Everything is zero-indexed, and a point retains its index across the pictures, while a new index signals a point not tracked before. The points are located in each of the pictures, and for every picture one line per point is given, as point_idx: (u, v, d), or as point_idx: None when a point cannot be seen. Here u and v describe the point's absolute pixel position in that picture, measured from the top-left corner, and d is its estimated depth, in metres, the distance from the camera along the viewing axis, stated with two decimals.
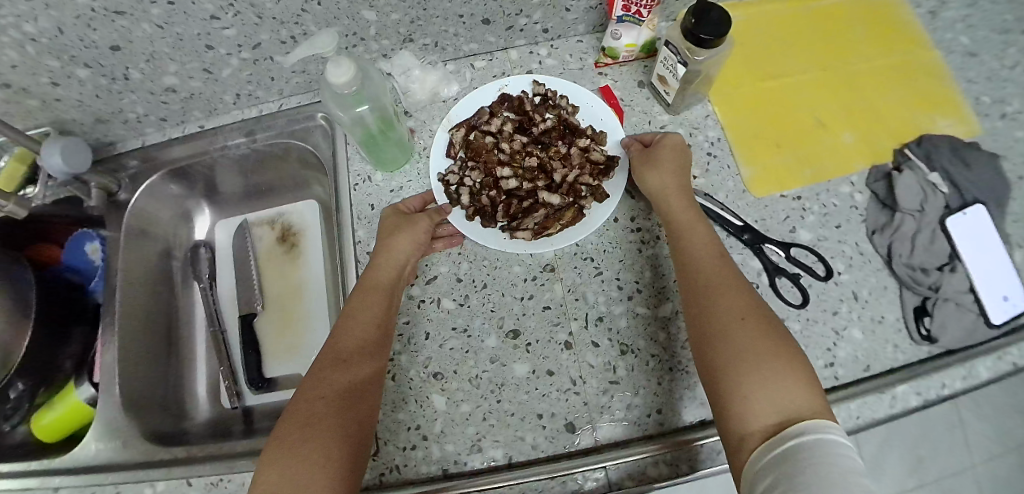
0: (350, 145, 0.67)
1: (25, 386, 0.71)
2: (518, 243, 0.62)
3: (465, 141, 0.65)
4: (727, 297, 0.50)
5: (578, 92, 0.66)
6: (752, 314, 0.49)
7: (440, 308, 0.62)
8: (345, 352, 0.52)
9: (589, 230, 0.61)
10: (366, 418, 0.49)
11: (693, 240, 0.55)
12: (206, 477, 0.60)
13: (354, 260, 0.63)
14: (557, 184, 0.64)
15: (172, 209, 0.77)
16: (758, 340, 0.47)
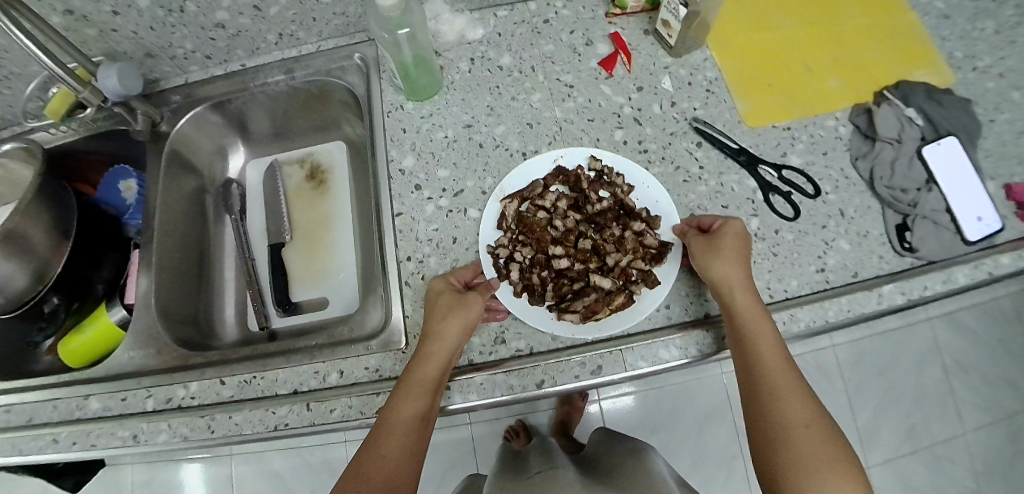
0: (382, 80, 0.72)
1: (60, 302, 0.75)
2: (563, 326, 0.59)
3: (518, 213, 0.64)
4: (789, 401, 0.53)
5: (632, 169, 0.66)
6: (810, 414, 0.52)
7: (468, 217, 0.65)
8: (389, 454, 0.53)
9: (636, 319, 0.59)
10: None
11: (759, 339, 0.55)
12: (240, 375, 0.63)
13: (386, 175, 0.67)
14: (609, 268, 0.62)
15: (206, 148, 0.82)
16: (817, 445, 0.51)
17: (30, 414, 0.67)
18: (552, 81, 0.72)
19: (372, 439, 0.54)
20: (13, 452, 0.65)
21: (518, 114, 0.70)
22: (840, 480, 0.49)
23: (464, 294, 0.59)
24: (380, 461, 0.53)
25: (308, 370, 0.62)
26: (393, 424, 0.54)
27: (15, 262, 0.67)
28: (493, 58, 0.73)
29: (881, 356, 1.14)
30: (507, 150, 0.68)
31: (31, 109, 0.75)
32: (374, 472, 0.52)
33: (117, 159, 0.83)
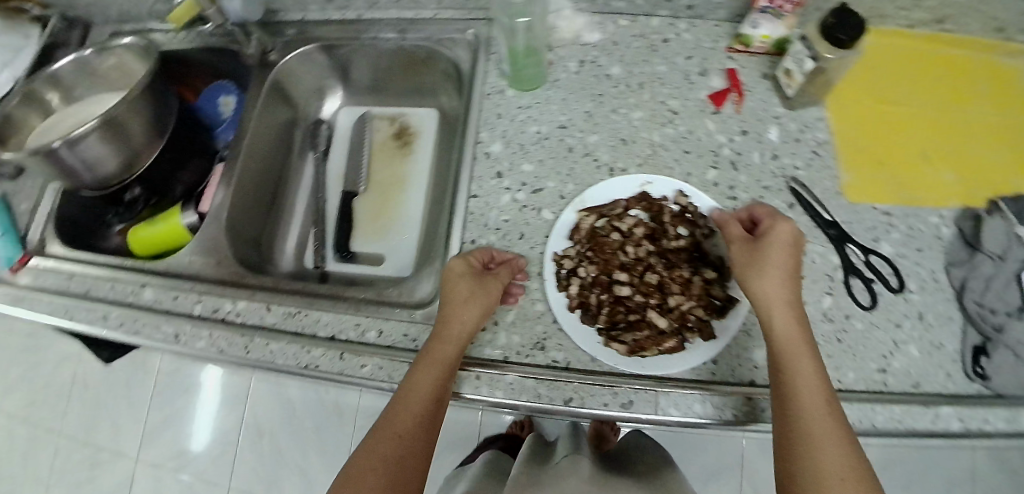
0: (489, 62, 0.72)
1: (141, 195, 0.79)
2: (609, 353, 0.58)
3: (591, 228, 0.62)
4: (823, 445, 0.48)
5: (721, 215, 0.62)
6: (850, 459, 0.47)
7: (541, 217, 0.64)
8: (402, 428, 0.53)
9: (683, 366, 0.57)
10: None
11: (799, 371, 0.51)
12: (287, 308, 0.66)
13: (470, 155, 0.68)
14: (668, 308, 0.60)
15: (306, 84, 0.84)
16: (856, 493, 0.46)
17: (90, 286, 0.73)
18: (656, 103, 0.70)
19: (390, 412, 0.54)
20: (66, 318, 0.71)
21: (615, 128, 0.68)
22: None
23: (486, 276, 0.59)
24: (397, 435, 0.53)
25: (349, 321, 0.64)
26: (409, 398, 0.54)
27: (111, 150, 0.71)
28: (603, 65, 0.72)
29: (910, 467, 1.08)
30: (596, 161, 0.67)
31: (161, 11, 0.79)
32: (386, 441, 0.53)
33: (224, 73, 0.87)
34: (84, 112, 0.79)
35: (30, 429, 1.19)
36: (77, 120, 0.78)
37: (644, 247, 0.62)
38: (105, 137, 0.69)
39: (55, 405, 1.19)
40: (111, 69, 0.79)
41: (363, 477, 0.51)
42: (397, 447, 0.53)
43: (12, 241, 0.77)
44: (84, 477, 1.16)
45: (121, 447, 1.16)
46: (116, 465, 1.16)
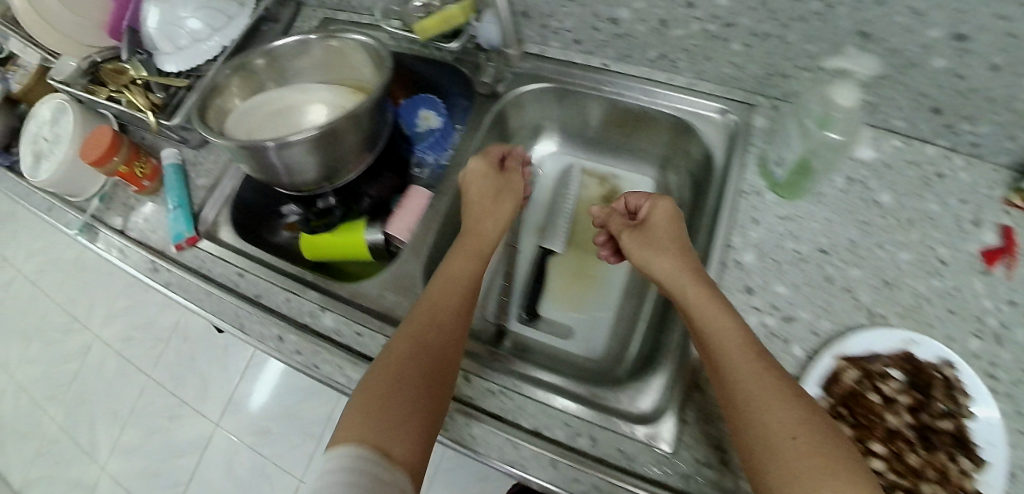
0: (748, 154, 0.66)
1: (336, 205, 0.75)
2: None
3: (851, 382, 0.57)
4: (759, 388, 0.46)
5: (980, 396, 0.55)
6: (830, 440, 0.43)
7: (790, 350, 0.59)
8: (398, 355, 0.52)
9: None
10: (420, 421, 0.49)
11: (724, 331, 0.50)
12: (489, 382, 0.60)
13: (719, 260, 0.62)
14: None
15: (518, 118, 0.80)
16: (817, 460, 0.41)
17: (261, 291, 0.67)
18: (925, 246, 0.63)
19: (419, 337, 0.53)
20: (235, 325, 0.65)
21: (879, 266, 0.62)
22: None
23: (504, 173, 0.69)
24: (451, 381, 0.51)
25: (557, 416, 0.57)
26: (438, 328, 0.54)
27: (318, 160, 0.65)
28: (872, 188, 0.65)
29: None
30: (855, 300, 0.60)
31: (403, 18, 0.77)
32: (432, 364, 0.51)
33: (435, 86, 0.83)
34: (285, 101, 0.75)
35: (122, 364, 1.30)
36: (276, 108, 0.74)
37: (903, 418, 0.56)
38: (317, 147, 0.62)
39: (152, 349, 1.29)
40: (320, 61, 0.75)
41: (399, 385, 0.49)
42: (407, 350, 0.52)
43: (187, 218, 0.72)
44: (160, 426, 1.20)
45: (201, 406, 1.20)
46: (194, 423, 1.19)
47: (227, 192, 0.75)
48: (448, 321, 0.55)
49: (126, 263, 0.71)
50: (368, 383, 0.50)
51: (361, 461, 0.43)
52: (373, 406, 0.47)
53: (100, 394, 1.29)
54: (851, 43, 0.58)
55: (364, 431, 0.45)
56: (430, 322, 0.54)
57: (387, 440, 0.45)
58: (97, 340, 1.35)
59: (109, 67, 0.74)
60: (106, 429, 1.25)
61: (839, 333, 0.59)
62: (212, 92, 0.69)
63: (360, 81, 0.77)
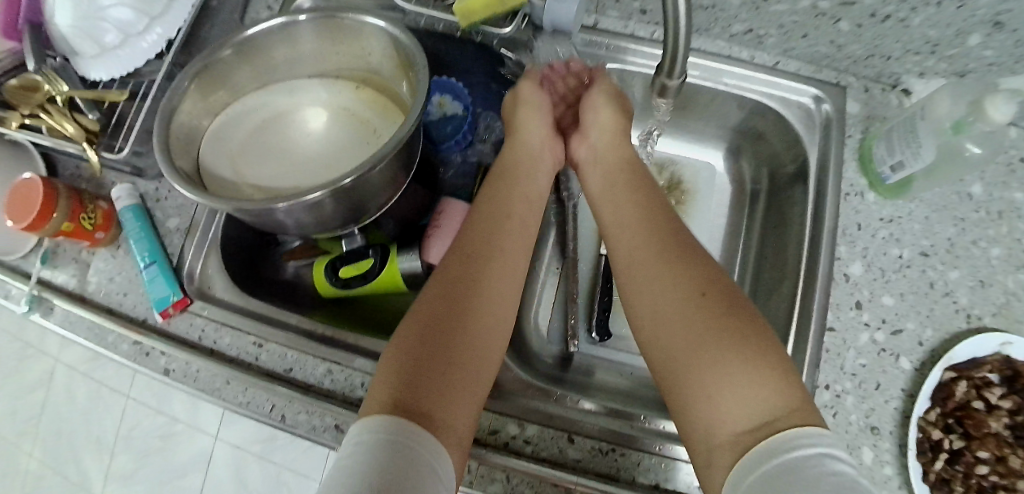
0: (846, 148, 0.60)
1: (364, 244, 0.61)
2: None
3: (958, 394, 0.55)
4: (632, 251, 0.51)
5: None
6: (733, 310, 0.43)
7: (898, 365, 0.56)
8: (439, 315, 0.45)
9: None
10: (406, 361, 0.42)
11: (625, 217, 0.53)
12: (596, 442, 0.53)
13: (827, 275, 0.56)
14: None
15: None
16: (724, 330, 0.42)
17: (292, 364, 0.57)
18: (1014, 239, 0.60)
19: (457, 316, 0.45)
20: (275, 419, 0.54)
21: (974, 265, 0.59)
22: (758, 387, 0.39)
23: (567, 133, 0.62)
24: (464, 330, 0.44)
25: (679, 469, 0.52)
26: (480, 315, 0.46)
27: (345, 199, 0.51)
28: (965, 179, 0.62)
29: None
30: (955, 304, 0.58)
31: None
32: (455, 327, 0.44)
33: (459, 67, 0.68)
34: (273, 109, 0.60)
35: (92, 387, 1.10)
36: (263, 121, 0.59)
37: (1004, 421, 0.54)
38: (346, 187, 0.49)
39: (118, 370, 1.08)
40: (312, 54, 0.59)
41: (434, 341, 0.43)
42: (422, 323, 0.44)
43: (168, 277, 0.59)
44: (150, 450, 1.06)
45: (195, 422, 1.07)
46: (191, 441, 1.06)
47: (210, 236, 0.62)
48: (492, 283, 0.48)
49: (111, 348, 0.59)
50: (406, 328, 0.44)
51: (398, 422, 0.37)
52: (394, 365, 0.42)
53: (64, 422, 1.10)
54: (985, 27, 0.50)
55: (396, 391, 0.40)
56: (467, 289, 0.47)
57: (449, 378, 0.42)
58: (52, 362, 1.12)
59: (18, 80, 0.59)
60: (87, 456, 1.08)
61: (944, 341, 0.57)
62: (173, 116, 0.52)
63: (364, 74, 0.61)
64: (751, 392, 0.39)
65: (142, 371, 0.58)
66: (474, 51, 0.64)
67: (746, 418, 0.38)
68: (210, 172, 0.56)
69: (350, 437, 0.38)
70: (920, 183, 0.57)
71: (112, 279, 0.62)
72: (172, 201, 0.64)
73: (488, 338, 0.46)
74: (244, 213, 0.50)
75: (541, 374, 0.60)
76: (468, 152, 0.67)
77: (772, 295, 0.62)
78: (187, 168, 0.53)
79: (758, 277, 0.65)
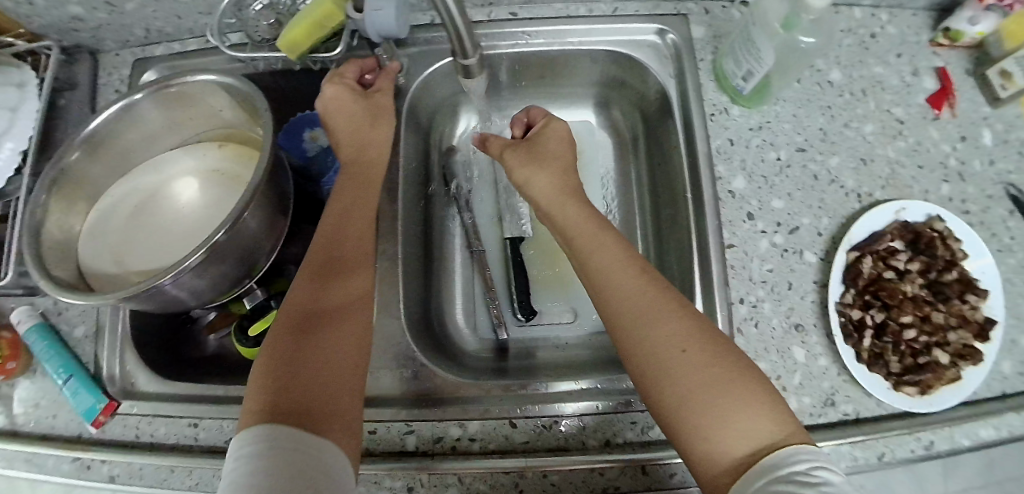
0: (702, 72, 0.61)
1: (266, 297, 0.60)
2: (901, 398, 0.57)
3: (869, 270, 0.57)
4: (613, 282, 0.48)
5: (962, 231, 0.60)
6: (723, 351, 0.44)
7: (804, 260, 0.58)
8: (312, 319, 0.45)
9: (962, 398, 0.57)
10: (283, 373, 0.42)
11: (598, 259, 0.50)
12: (537, 419, 0.54)
13: (713, 196, 0.58)
14: (948, 342, 0.58)
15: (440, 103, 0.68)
16: (720, 375, 0.42)
17: (230, 434, 0.56)
18: (883, 112, 0.63)
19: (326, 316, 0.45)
20: None
21: (852, 146, 0.61)
22: (747, 408, 0.41)
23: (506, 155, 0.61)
24: (332, 330, 0.45)
25: (624, 419, 0.54)
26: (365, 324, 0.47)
27: (226, 259, 0.51)
28: (822, 69, 0.63)
29: None
30: (843, 188, 0.60)
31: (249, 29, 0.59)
32: (330, 330, 0.45)
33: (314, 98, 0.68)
34: (141, 191, 0.59)
35: None
36: (137, 203, 0.58)
37: (915, 282, 0.58)
38: (220, 247, 0.49)
39: None
40: (164, 127, 0.59)
41: (306, 360, 0.42)
42: (289, 345, 0.43)
43: (89, 387, 0.58)
44: None
45: None
46: None
47: (119, 334, 0.60)
48: (351, 282, 0.48)
49: (52, 473, 0.58)
50: (279, 352, 0.43)
51: (287, 438, 0.37)
52: (269, 380, 0.41)
53: None
54: None
55: (280, 404, 0.40)
56: (330, 293, 0.47)
57: (336, 392, 0.42)
58: None
59: None
60: None
61: (841, 226, 0.59)
62: (40, 230, 0.50)
63: (224, 129, 0.61)
64: (738, 419, 0.40)
65: (87, 485, 0.57)
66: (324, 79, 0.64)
67: (739, 446, 0.40)
68: (91, 270, 0.54)
69: (237, 457, 0.37)
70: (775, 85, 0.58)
71: (38, 405, 0.60)
72: (73, 309, 0.62)
73: (346, 346, 0.45)
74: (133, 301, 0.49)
75: (484, 371, 0.60)
76: None
77: (673, 228, 0.63)
78: (66, 277, 0.52)
79: (658, 215, 0.66)
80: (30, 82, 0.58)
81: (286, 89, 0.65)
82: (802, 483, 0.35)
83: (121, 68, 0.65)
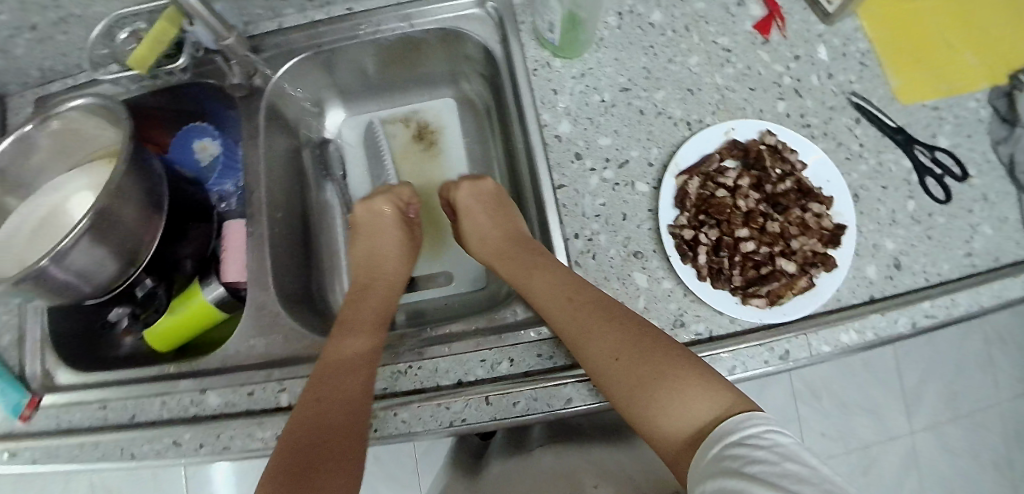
0: (523, 33, 0.65)
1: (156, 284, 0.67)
2: (750, 311, 0.57)
3: (698, 192, 0.59)
4: (550, 298, 0.55)
5: (798, 142, 0.61)
6: (654, 347, 0.49)
7: (636, 191, 0.60)
8: (318, 396, 0.54)
9: (816, 303, 0.57)
10: (294, 446, 0.51)
11: (541, 283, 0.56)
12: (392, 367, 0.58)
13: (541, 143, 0.61)
14: (792, 251, 0.59)
15: (310, 100, 0.75)
16: (652, 371, 0.48)
17: (134, 410, 0.62)
18: (709, 43, 0.66)
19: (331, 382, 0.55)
20: (127, 458, 0.59)
21: (678, 79, 0.64)
22: (686, 392, 0.46)
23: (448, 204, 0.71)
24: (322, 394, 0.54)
25: (473, 359, 0.57)
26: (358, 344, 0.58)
27: (104, 253, 0.58)
28: (644, 12, 0.66)
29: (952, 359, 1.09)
30: (671, 118, 0.62)
31: (118, 57, 0.67)
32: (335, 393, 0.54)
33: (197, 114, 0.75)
34: (44, 209, 0.67)
35: None
36: (39, 218, 0.66)
37: (748, 196, 0.59)
38: (91, 242, 0.55)
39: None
40: (54, 152, 0.67)
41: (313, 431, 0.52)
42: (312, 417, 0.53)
43: (11, 387, 0.64)
44: None
45: None
46: None
47: (34, 336, 0.68)
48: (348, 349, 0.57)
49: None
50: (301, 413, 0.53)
51: None
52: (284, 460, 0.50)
53: None
54: None
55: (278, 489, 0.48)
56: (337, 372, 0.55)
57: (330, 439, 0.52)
58: None
59: None
60: None
61: (670, 154, 0.61)
62: None
63: (112, 147, 0.68)
64: (682, 404, 0.46)
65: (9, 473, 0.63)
66: (197, 93, 0.71)
67: (687, 428, 0.45)
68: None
69: None
70: (582, 34, 0.61)
71: None
72: None
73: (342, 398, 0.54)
74: (34, 300, 0.56)
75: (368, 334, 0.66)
76: (237, 178, 0.75)
77: (523, 181, 0.66)
78: None
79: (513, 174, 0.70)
80: None
81: (168, 106, 0.73)
82: (753, 445, 0.41)
83: (23, 108, 0.75)
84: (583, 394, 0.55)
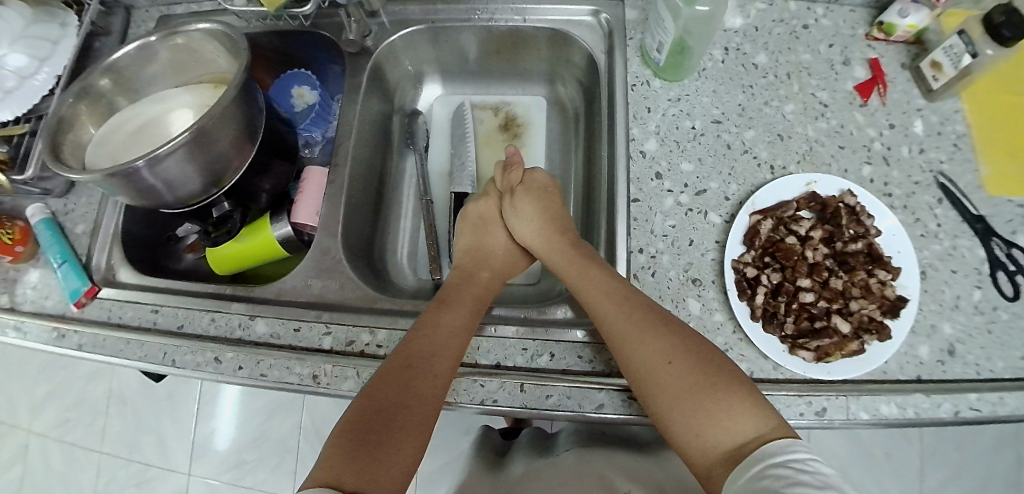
0: (629, 49, 0.67)
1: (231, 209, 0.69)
2: (796, 361, 0.57)
3: (768, 233, 0.60)
4: (599, 297, 0.56)
5: (874, 209, 0.61)
6: (706, 362, 0.50)
7: (707, 220, 0.61)
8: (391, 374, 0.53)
9: (864, 370, 0.56)
10: (362, 416, 0.50)
11: (591, 280, 0.58)
12: None
13: (625, 155, 0.63)
14: (850, 312, 0.59)
15: (408, 70, 0.79)
16: (702, 382, 0.49)
17: (182, 321, 0.65)
18: (807, 95, 0.67)
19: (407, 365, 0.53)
20: (167, 362, 0.62)
21: (769, 122, 0.65)
22: (732, 408, 0.47)
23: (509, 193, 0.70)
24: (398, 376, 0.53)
25: (515, 345, 0.59)
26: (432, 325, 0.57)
27: (198, 166, 0.61)
28: (749, 53, 0.68)
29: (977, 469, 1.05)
30: (756, 159, 0.63)
31: None
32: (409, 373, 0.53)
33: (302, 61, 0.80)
34: (145, 116, 0.70)
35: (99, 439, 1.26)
36: (138, 125, 0.70)
37: (817, 249, 0.60)
38: (189, 152, 0.59)
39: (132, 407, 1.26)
40: (170, 66, 0.72)
41: (383, 406, 0.51)
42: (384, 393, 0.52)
43: (78, 272, 0.68)
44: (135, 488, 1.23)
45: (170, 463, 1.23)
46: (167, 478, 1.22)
47: (109, 231, 0.72)
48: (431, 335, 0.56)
49: (28, 338, 0.67)
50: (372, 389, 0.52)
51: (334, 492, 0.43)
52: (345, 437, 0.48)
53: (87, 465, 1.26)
54: None
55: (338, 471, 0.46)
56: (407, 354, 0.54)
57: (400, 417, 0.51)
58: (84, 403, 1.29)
59: None
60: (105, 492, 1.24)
61: (749, 192, 0.62)
62: (63, 126, 0.64)
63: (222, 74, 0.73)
64: (727, 419, 0.46)
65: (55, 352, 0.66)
66: (310, 42, 0.76)
67: (730, 442, 0.46)
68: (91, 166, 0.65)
69: None
70: (686, 60, 0.63)
71: (36, 287, 0.70)
72: (77, 212, 0.74)
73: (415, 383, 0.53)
74: (129, 195, 0.60)
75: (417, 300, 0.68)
76: (326, 129, 0.79)
77: (597, 187, 0.68)
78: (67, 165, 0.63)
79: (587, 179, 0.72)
80: (72, 25, 0.74)
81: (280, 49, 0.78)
82: (797, 468, 0.42)
83: (148, 22, 0.81)
84: (615, 403, 0.55)
